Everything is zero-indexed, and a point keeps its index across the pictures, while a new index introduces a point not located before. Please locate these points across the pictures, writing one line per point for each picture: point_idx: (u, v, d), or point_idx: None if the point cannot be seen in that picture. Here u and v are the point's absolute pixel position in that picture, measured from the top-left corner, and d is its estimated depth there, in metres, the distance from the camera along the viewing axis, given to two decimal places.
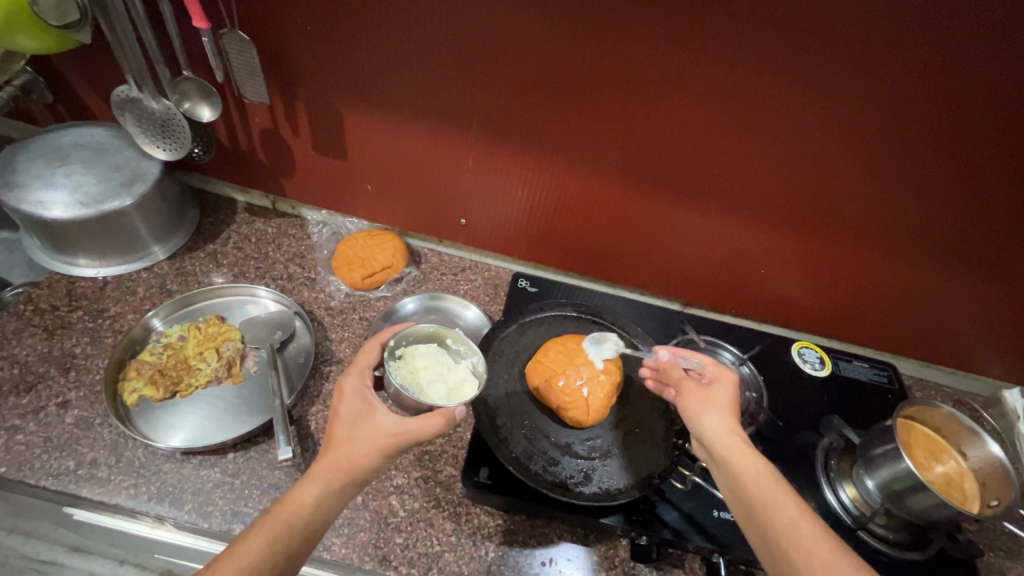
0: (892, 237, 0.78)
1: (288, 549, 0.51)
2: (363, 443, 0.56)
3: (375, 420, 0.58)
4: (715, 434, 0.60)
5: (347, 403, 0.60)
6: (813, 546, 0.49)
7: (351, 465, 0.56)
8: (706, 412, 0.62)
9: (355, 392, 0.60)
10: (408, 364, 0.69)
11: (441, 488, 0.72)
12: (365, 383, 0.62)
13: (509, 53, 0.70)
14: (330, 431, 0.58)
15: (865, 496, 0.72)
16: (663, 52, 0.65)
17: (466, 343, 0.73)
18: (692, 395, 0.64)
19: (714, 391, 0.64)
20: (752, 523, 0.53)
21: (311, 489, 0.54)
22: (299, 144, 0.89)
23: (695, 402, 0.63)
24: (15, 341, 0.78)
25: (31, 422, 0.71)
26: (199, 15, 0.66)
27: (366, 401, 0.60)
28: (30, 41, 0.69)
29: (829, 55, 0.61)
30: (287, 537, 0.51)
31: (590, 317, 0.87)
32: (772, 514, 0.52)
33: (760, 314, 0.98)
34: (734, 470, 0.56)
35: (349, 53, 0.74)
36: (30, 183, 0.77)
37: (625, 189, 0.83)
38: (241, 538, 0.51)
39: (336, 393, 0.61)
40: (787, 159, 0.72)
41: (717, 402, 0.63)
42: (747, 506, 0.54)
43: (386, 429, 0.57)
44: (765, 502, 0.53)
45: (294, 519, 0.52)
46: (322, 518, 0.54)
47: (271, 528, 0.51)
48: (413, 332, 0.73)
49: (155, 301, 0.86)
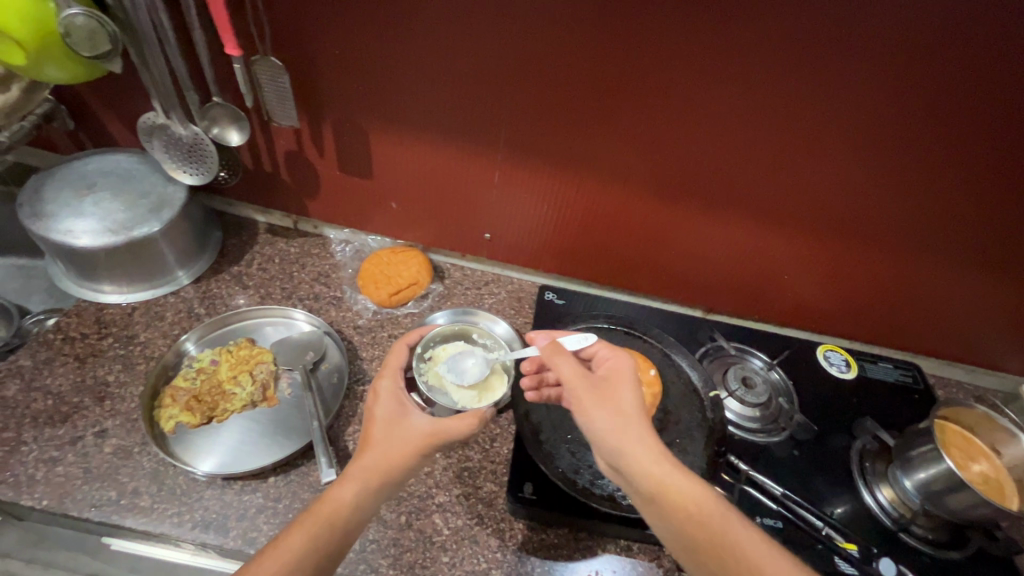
0: (913, 238, 0.79)
1: (330, 547, 0.52)
2: (399, 443, 0.57)
3: (411, 420, 0.59)
4: (626, 446, 0.55)
5: (382, 404, 0.61)
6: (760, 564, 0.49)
7: (390, 466, 0.56)
8: (615, 418, 0.57)
9: (390, 394, 0.61)
10: (436, 365, 0.73)
11: (482, 505, 0.72)
12: (399, 385, 0.63)
13: (543, 73, 0.71)
14: (365, 432, 0.59)
15: (902, 497, 0.72)
16: (697, 70, 0.66)
17: (491, 338, 0.79)
18: (597, 395, 0.59)
19: (617, 392, 0.60)
20: (684, 536, 0.52)
21: (350, 487, 0.55)
22: (323, 165, 0.89)
23: (602, 407, 0.58)
24: (47, 371, 0.77)
25: (69, 453, 0.70)
26: (234, 44, 0.67)
27: (401, 404, 0.61)
28: (59, 72, 0.71)
29: (863, 69, 0.62)
30: (327, 535, 0.52)
31: (622, 328, 0.85)
32: (716, 538, 0.50)
33: (784, 318, 0.99)
34: (659, 492, 0.53)
35: (379, 76, 0.75)
36: (59, 212, 0.77)
37: (654, 200, 0.84)
38: (283, 533, 0.52)
39: (371, 396, 0.62)
40: (813, 164, 0.73)
41: (625, 407, 0.58)
42: (691, 539, 0.51)
43: (422, 430, 0.58)
44: (699, 520, 0.51)
45: (335, 517, 0.53)
46: (362, 515, 0.55)
47: (312, 525, 0.52)
48: (439, 333, 0.77)
49: (184, 325, 0.86)
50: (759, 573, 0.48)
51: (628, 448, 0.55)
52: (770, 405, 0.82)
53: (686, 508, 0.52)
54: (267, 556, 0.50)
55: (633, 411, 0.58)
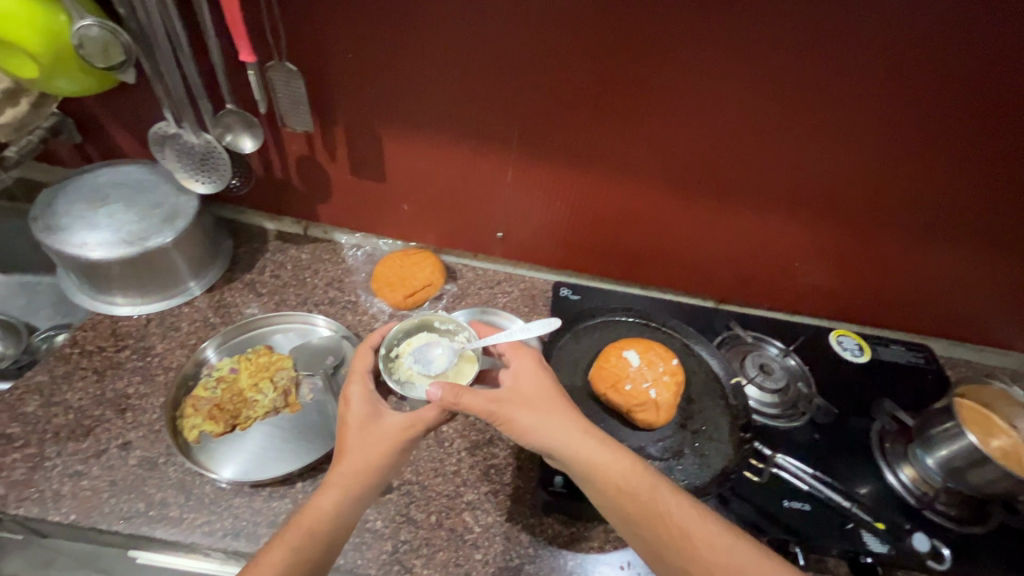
0: (918, 221, 0.81)
1: (315, 554, 0.55)
2: (375, 445, 0.60)
3: (385, 421, 0.62)
4: (557, 439, 0.59)
5: (355, 410, 0.63)
6: (686, 527, 0.56)
7: (366, 468, 0.59)
8: (536, 412, 0.61)
9: (362, 398, 0.64)
10: (403, 361, 0.71)
11: (511, 501, 0.72)
12: (369, 389, 0.65)
13: (555, 71, 0.71)
14: (341, 438, 0.62)
15: (924, 475, 0.74)
16: (708, 62, 0.67)
17: (453, 321, 0.76)
18: (520, 390, 0.63)
19: (539, 386, 0.64)
20: (622, 517, 0.57)
21: (330, 495, 0.57)
22: (335, 169, 0.90)
23: (523, 402, 0.62)
24: (67, 386, 0.77)
25: (94, 466, 0.69)
26: (248, 50, 0.67)
27: (374, 407, 0.63)
28: (71, 84, 0.71)
29: (873, 58, 0.64)
30: (311, 544, 0.55)
31: (642, 321, 0.86)
32: (648, 514, 0.56)
33: (792, 305, 0.99)
34: (593, 477, 0.58)
35: (392, 78, 0.75)
36: (72, 225, 0.77)
37: (667, 193, 0.85)
38: (268, 547, 0.55)
39: (343, 401, 0.64)
40: (819, 151, 0.75)
41: (545, 400, 0.62)
42: (626, 517, 0.57)
43: (396, 428, 0.61)
44: (634, 499, 0.57)
45: (317, 525, 0.56)
46: (344, 521, 0.58)
47: (294, 537, 0.55)
48: (400, 328, 0.75)
49: (200, 334, 0.85)
50: (685, 536, 0.55)
51: (560, 440, 0.59)
52: (788, 391, 0.83)
53: (620, 489, 0.57)
54: (256, 567, 0.54)
55: (555, 402, 0.63)
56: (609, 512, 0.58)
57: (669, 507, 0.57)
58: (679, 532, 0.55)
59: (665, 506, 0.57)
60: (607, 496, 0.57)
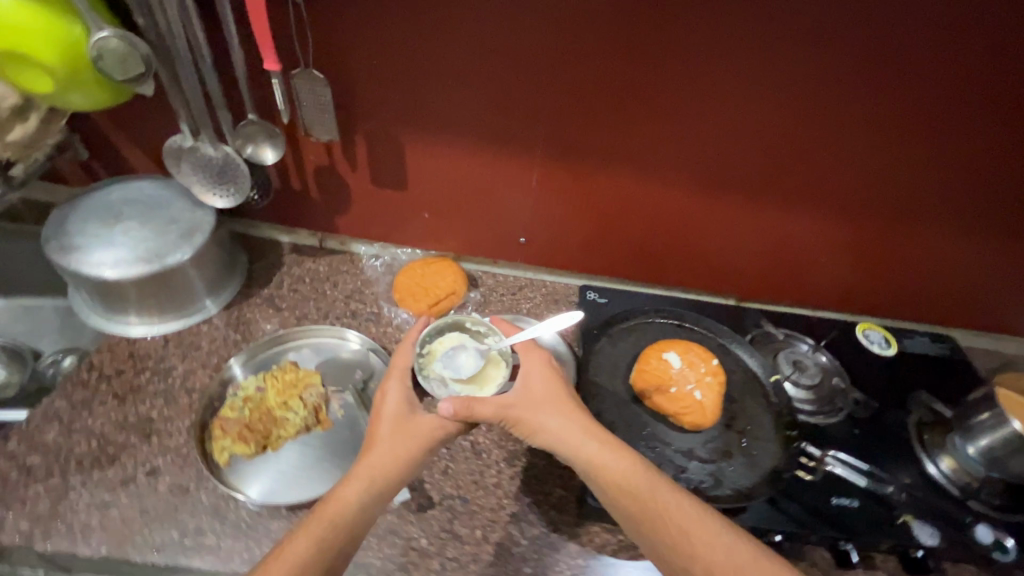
0: (939, 213, 0.81)
1: (335, 549, 0.53)
2: (407, 440, 0.61)
3: (420, 419, 0.63)
4: (573, 434, 0.61)
5: (389, 404, 0.64)
6: (693, 531, 0.53)
7: (395, 463, 0.60)
8: (550, 409, 0.63)
9: (400, 394, 0.65)
10: (433, 362, 0.72)
11: (555, 511, 0.70)
12: (407, 386, 0.66)
13: (586, 73, 0.71)
14: (373, 429, 0.62)
15: (965, 465, 0.73)
16: (738, 58, 0.67)
17: (484, 323, 0.75)
18: (540, 388, 0.65)
19: (557, 386, 0.65)
20: (631, 517, 0.56)
21: (354, 487, 0.57)
22: (355, 178, 0.88)
23: (540, 400, 0.64)
24: (87, 412, 0.73)
25: (122, 495, 0.66)
26: (273, 59, 0.65)
27: (410, 404, 0.64)
28: (84, 99, 0.68)
29: (906, 51, 0.64)
30: (335, 535, 0.54)
31: (674, 321, 0.85)
32: (655, 516, 0.55)
33: (810, 300, 1.00)
34: (605, 472, 0.58)
35: (417, 84, 0.74)
36: (87, 244, 0.74)
37: (693, 194, 0.84)
38: (290, 537, 0.53)
39: (380, 396, 0.65)
40: (844, 143, 0.74)
41: (559, 400, 0.64)
42: (634, 516, 0.55)
43: (430, 425, 0.62)
44: (643, 497, 0.56)
45: (340, 517, 0.55)
46: (365, 517, 0.56)
47: (318, 528, 0.53)
48: (432, 326, 0.74)
49: (222, 352, 0.82)
50: (687, 539, 0.53)
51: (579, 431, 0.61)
52: (822, 388, 0.81)
53: (633, 484, 0.57)
54: (274, 561, 0.51)
55: (569, 401, 0.64)
56: (617, 511, 0.57)
57: (681, 507, 0.55)
58: (688, 534, 0.53)
59: (676, 507, 0.55)
60: (617, 493, 0.57)
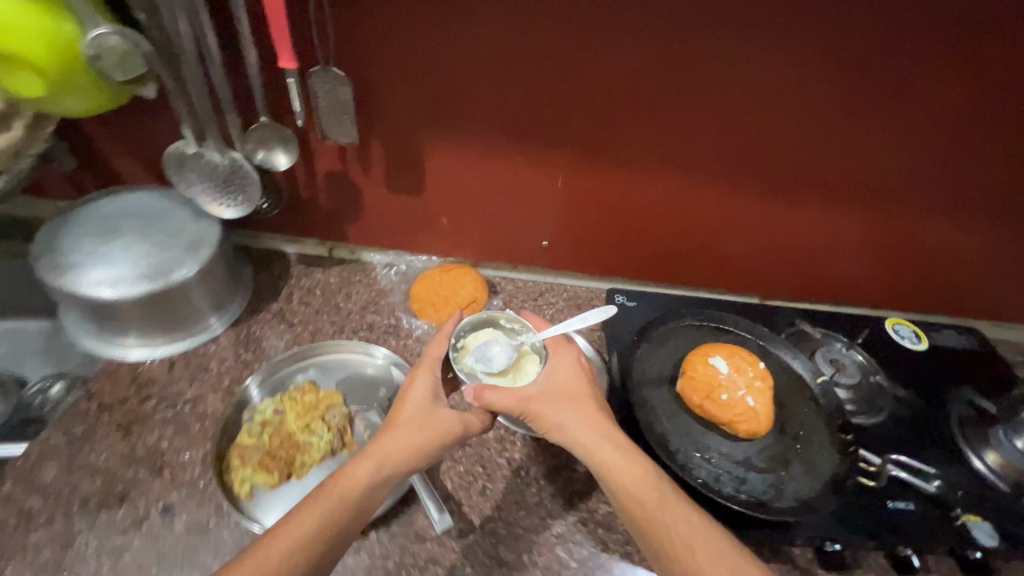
0: (983, 205, 0.77)
1: (335, 535, 0.51)
2: (429, 431, 0.57)
3: (443, 412, 0.58)
4: (602, 429, 0.58)
5: (416, 390, 0.59)
6: (701, 548, 0.51)
7: (411, 449, 0.56)
8: (579, 406, 0.59)
9: (430, 385, 0.60)
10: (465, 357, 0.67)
11: (602, 529, 0.67)
12: (437, 379, 0.61)
13: (616, 68, 0.66)
14: (392, 412, 0.58)
15: (1011, 459, 0.72)
16: (778, 46, 0.63)
17: (520, 320, 0.70)
18: (572, 384, 0.61)
19: (585, 386, 0.61)
20: (642, 522, 0.53)
21: (364, 468, 0.54)
22: (369, 183, 0.83)
23: (568, 395, 0.60)
24: (89, 447, 0.68)
25: (136, 538, 0.61)
26: (289, 56, 0.60)
27: (437, 395, 0.60)
28: (81, 104, 0.62)
29: (955, 34, 0.60)
30: (338, 516, 0.51)
31: (712, 325, 0.81)
32: (667, 527, 0.52)
33: (845, 297, 0.93)
34: (627, 471, 0.55)
35: (438, 83, 0.69)
36: (83, 261, 0.68)
37: (727, 195, 0.80)
38: (293, 511, 0.51)
39: (407, 380, 0.61)
40: (889, 131, 0.69)
41: (586, 399, 0.60)
42: (644, 522, 0.53)
43: (454, 419, 0.58)
44: (664, 503, 0.53)
45: (347, 495, 0.52)
46: (371, 499, 0.54)
47: (326, 503, 0.52)
48: (466, 321, 0.70)
49: (232, 374, 0.76)
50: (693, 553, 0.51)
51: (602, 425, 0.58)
52: (863, 386, 0.80)
53: (653, 487, 0.54)
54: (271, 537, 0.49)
55: (596, 401, 0.60)
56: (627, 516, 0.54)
57: (692, 518, 0.53)
58: (696, 549, 0.51)
59: (690, 518, 0.53)
60: (632, 497, 0.54)
